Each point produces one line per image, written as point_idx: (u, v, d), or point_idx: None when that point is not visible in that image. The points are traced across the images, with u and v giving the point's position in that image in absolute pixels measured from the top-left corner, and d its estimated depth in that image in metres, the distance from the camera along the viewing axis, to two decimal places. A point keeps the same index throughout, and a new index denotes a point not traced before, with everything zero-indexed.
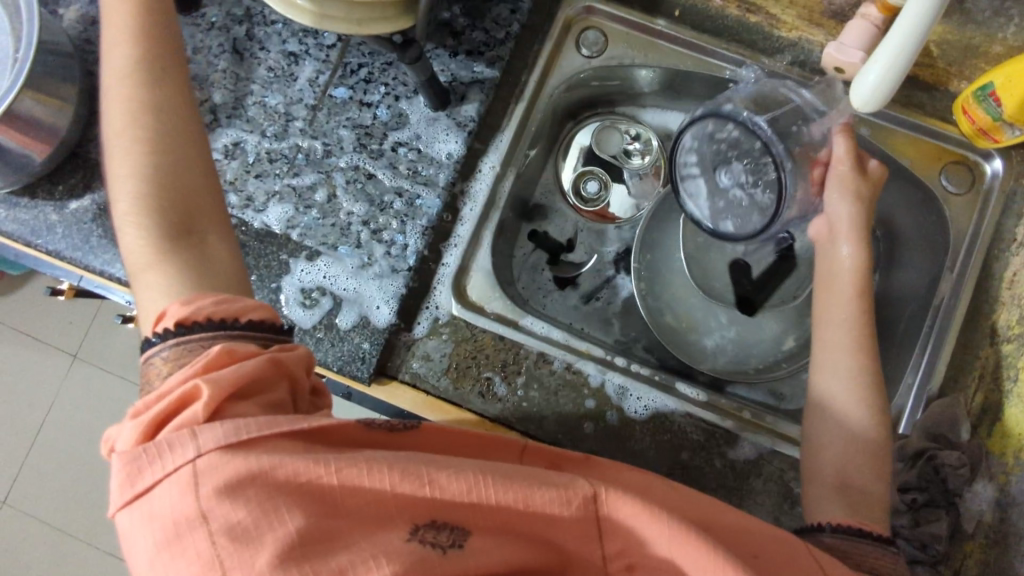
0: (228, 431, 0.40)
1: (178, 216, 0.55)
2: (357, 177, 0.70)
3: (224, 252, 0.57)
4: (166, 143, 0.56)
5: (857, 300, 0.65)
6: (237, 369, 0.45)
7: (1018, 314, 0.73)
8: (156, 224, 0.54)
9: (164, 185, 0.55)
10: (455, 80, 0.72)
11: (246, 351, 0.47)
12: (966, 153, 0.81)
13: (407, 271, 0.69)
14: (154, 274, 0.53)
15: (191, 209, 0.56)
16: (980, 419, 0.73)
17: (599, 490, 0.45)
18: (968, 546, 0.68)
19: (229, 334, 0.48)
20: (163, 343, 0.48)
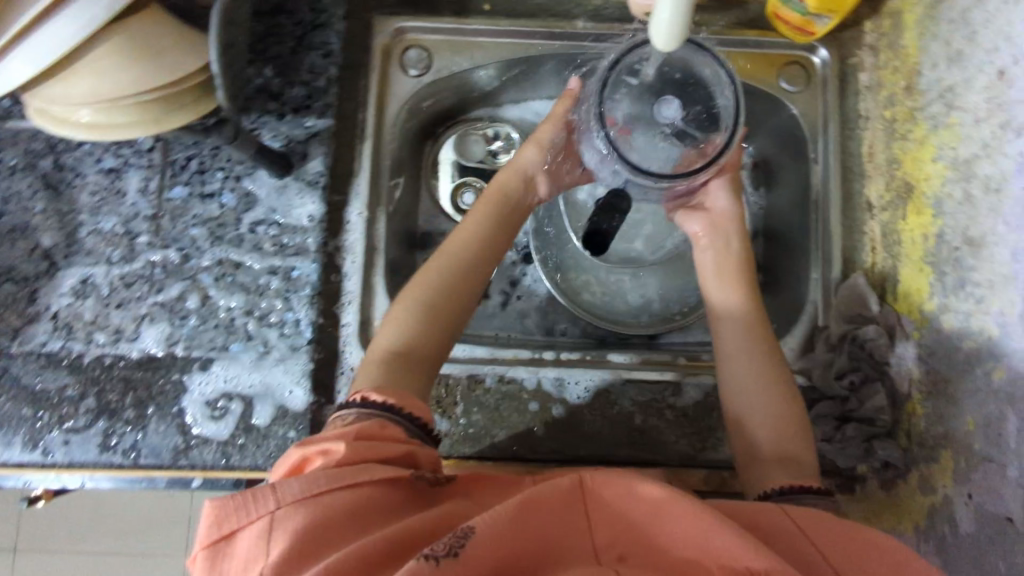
0: (311, 482, 0.46)
1: (428, 342, 0.63)
2: (225, 271, 0.67)
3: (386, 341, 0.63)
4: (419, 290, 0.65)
5: (741, 292, 0.69)
6: (371, 448, 0.51)
7: (885, 181, 0.78)
8: (407, 350, 0.62)
9: (438, 314, 0.64)
10: (291, 141, 0.70)
11: (398, 434, 0.54)
12: (793, 53, 0.85)
13: (307, 345, 0.66)
14: (366, 370, 0.61)
15: (431, 346, 0.63)
16: (884, 286, 0.76)
17: (583, 476, 0.49)
18: (912, 405, 0.69)
19: (396, 421, 0.54)
20: (348, 409, 0.56)
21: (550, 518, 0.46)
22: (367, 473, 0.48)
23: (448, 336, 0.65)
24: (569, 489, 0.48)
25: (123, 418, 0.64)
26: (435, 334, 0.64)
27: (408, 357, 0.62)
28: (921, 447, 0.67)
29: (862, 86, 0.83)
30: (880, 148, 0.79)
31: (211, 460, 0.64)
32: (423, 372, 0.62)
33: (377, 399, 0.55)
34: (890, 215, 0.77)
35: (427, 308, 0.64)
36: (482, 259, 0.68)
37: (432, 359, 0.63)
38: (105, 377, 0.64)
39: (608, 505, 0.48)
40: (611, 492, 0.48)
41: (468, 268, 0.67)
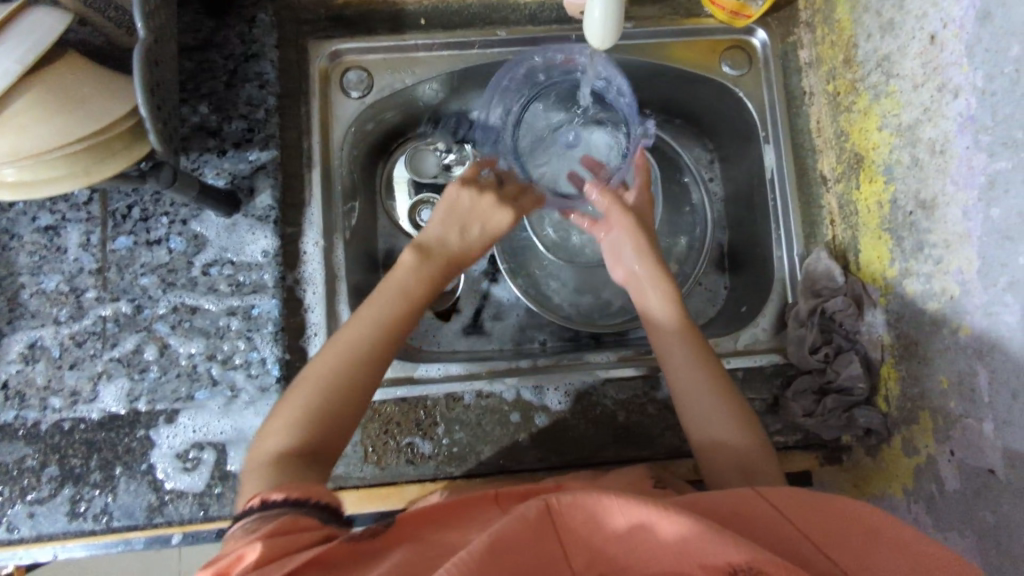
0: None
1: (314, 450, 0.55)
2: (181, 317, 0.64)
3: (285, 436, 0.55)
4: (326, 379, 0.57)
5: (681, 332, 0.66)
6: (285, 543, 0.45)
7: (835, 154, 0.79)
8: (292, 459, 0.54)
9: (329, 420, 0.57)
10: (236, 178, 0.68)
11: (312, 523, 0.48)
12: (734, 37, 0.86)
13: (276, 383, 0.64)
14: (254, 477, 0.53)
15: (324, 446, 0.56)
16: (847, 256, 0.77)
17: (549, 499, 0.46)
18: (887, 370, 0.70)
19: (304, 511, 0.49)
20: (248, 514, 0.49)
21: (523, 551, 0.44)
22: (291, 568, 0.43)
23: (341, 433, 0.57)
24: (538, 514, 0.46)
25: (89, 482, 0.61)
26: (330, 423, 0.57)
27: (304, 463, 0.54)
28: (901, 410, 0.68)
29: (802, 64, 0.84)
30: (827, 122, 0.80)
31: (188, 514, 0.62)
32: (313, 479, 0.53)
33: (280, 496, 0.49)
34: (843, 186, 0.77)
35: (321, 414, 0.57)
36: (390, 329, 0.62)
37: (324, 461, 0.56)
38: (65, 443, 0.62)
39: (579, 524, 0.46)
40: (582, 509, 0.46)
41: (365, 367, 0.59)
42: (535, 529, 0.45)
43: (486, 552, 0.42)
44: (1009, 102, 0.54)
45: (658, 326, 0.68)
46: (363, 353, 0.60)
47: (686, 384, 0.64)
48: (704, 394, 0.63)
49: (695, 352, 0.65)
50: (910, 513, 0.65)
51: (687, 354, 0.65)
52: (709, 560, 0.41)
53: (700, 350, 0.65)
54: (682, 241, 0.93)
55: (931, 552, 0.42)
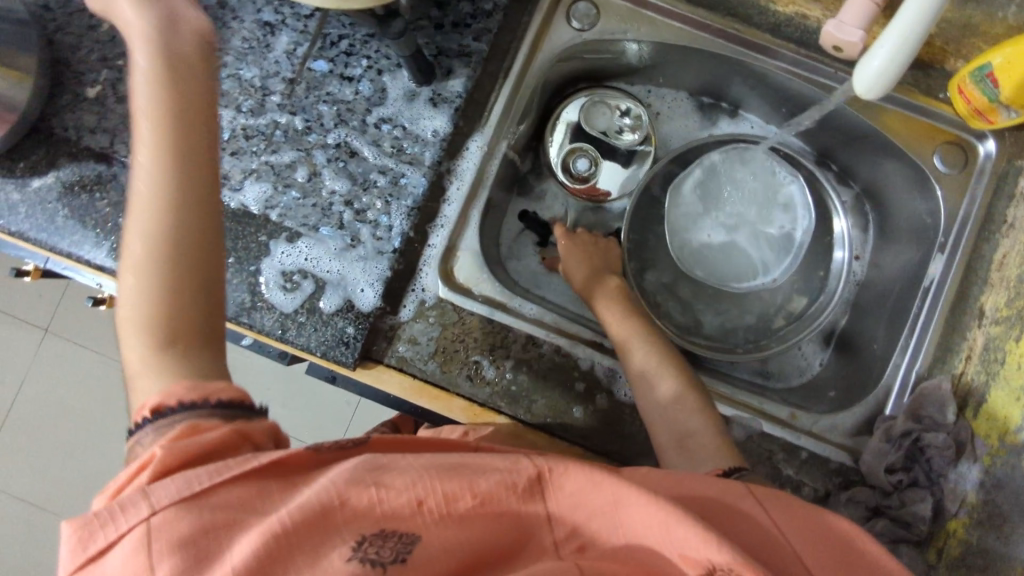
0: (181, 485, 0.38)
1: (170, 353, 0.46)
2: (340, 155, 0.67)
3: (150, 318, 0.46)
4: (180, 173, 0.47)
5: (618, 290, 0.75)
6: (193, 447, 0.41)
7: (1007, 295, 0.72)
8: (153, 338, 0.45)
9: (178, 285, 0.46)
10: (441, 54, 0.69)
11: (213, 426, 0.43)
12: (960, 134, 0.79)
13: (392, 253, 0.67)
14: (145, 379, 0.46)
15: (177, 329, 0.46)
16: (965, 400, 0.72)
17: (542, 467, 0.45)
18: (953, 524, 0.67)
19: (199, 414, 0.44)
20: (148, 429, 0.43)
21: (502, 506, 0.44)
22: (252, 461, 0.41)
23: (201, 301, 0.47)
24: (527, 483, 0.44)
25: None
26: (192, 283, 0.47)
27: (155, 351, 0.46)
28: (949, 569, 0.66)
29: (1018, 192, 0.76)
30: (1015, 261, 0.73)
31: (269, 326, 0.65)
32: (163, 364, 0.46)
33: (172, 404, 0.44)
34: (1000, 330, 0.72)
35: (148, 270, 0.46)
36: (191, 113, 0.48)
37: (183, 351, 0.46)
38: None
39: (567, 499, 0.45)
40: (574, 485, 0.45)
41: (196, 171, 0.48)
42: (523, 492, 0.45)
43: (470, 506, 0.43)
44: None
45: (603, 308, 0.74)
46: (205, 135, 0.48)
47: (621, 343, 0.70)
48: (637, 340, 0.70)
49: (644, 346, 0.69)
50: None
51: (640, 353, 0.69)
52: (692, 554, 0.42)
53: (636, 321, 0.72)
54: (799, 303, 0.90)
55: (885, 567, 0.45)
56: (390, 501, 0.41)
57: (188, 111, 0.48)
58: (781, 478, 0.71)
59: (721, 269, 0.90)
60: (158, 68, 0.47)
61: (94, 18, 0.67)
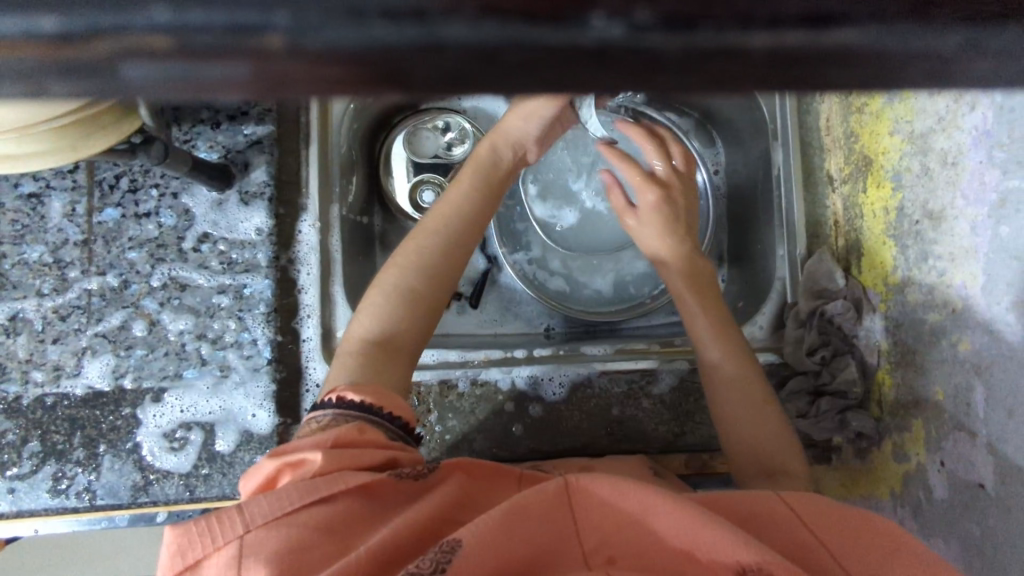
0: (275, 505, 0.42)
1: (383, 365, 0.56)
2: (171, 294, 0.63)
3: (370, 322, 0.58)
4: (415, 293, 0.60)
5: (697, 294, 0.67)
6: (350, 453, 0.46)
7: (843, 153, 0.77)
8: (365, 345, 0.57)
9: (405, 317, 0.59)
10: (231, 152, 0.66)
11: (376, 440, 0.49)
12: None
13: (267, 365, 0.63)
14: (339, 366, 0.56)
15: (397, 343, 0.58)
16: (849, 259, 0.76)
17: (570, 478, 0.46)
18: (881, 376, 0.70)
19: (371, 419, 0.50)
20: (323, 409, 0.51)
21: (536, 525, 0.43)
22: (342, 482, 0.44)
23: (423, 321, 0.60)
24: (556, 492, 0.45)
25: (72, 459, 0.60)
26: (405, 325, 0.59)
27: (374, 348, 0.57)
28: (892, 416, 0.68)
29: None
30: (836, 120, 0.78)
31: (175, 494, 0.60)
32: (375, 373, 0.55)
33: (355, 399, 0.51)
34: (850, 187, 0.76)
35: (381, 303, 0.59)
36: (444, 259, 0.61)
37: (395, 358, 0.57)
38: (47, 418, 0.60)
39: (597, 505, 0.45)
40: (602, 493, 0.45)
41: (446, 263, 0.62)
42: (554, 506, 0.45)
43: (502, 519, 0.42)
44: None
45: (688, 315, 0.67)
46: (443, 261, 0.61)
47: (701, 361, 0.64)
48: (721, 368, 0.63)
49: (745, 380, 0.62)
50: (895, 516, 0.67)
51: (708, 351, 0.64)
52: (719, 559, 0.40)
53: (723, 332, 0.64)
54: None
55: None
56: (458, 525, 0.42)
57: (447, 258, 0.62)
58: None
59: (591, 239, 0.86)
60: (454, 209, 0.64)
61: None
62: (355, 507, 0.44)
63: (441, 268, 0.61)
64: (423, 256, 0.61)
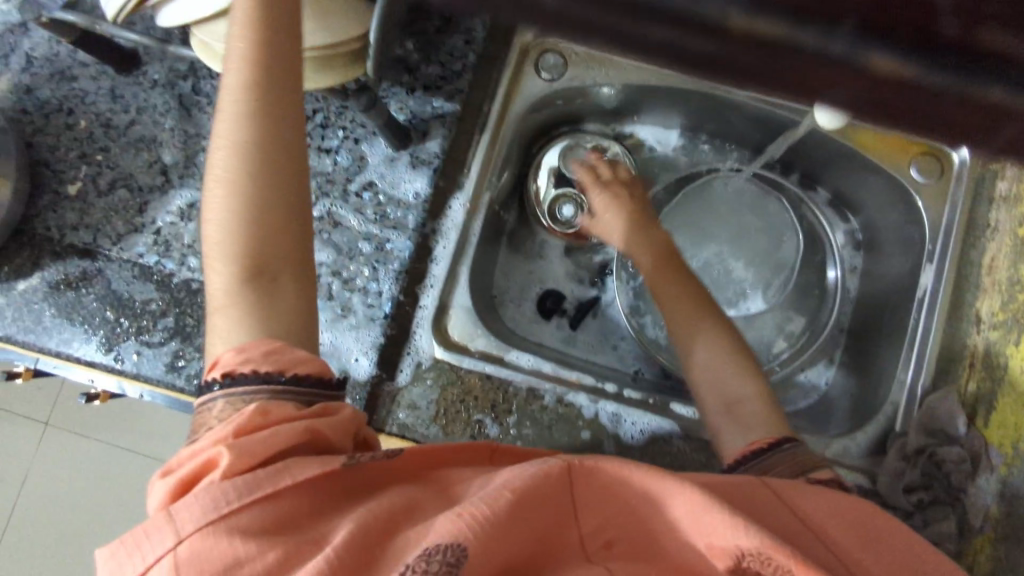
0: (206, 505, 0.38)
1: (253, 303, 0.48)
2: (324, 227, 0.68)
3: (220, 237, 0.48)
4: (246, 180, 0.48)
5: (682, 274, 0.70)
6: (265, 437, 0.42)
7: (1001, 299, 0.74)
8: (239, 269, 0.48)
9: (249, 220, 0.48)
10: (415, 118, 0.70)
11: (285, 414, 0.44)
12: (934, 144, 0.79)
13: (383, 319, 0.67)
14: (221, 318, 0.48)
15: (263, 261, 0.48)
16: (975, 409, 0.72)
17: (573, 459, 0.43)
18: (979, 541, 0.67)
19: (275, 392, 0.45)
20: (213, 395, 0.45)
21: (535, 515, 0.42)
22: (288, 475, 0.41)
23: (288, 235, 0.50)
24: (558, 475, 0.43)
25: (194, 344, 0.64)
26: (269, 241, 0.49)
27: (242, 280, 0.48)
28: None
29: (997, 195, 0.79)
30: (1004, 264, 0.75)
31: None
32: (258, 297, 0.48)
33: (247, 372, 0.45)
34: (1001, 335, 0.73)
35: (236, 215, 0.48)
36: (268, 140, 0.48)
37: (272, 278, 0.48)
38: (188, 301, 0.65)
39: (596, 496, 0.44)
40: (605, 476, 0.44)
41: (276, 118, 0.48)
42: (555, 490, 0.43)
43: (506, 514, 0.40)
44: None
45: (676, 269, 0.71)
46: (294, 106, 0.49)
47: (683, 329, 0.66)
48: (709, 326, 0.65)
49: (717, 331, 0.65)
50: None
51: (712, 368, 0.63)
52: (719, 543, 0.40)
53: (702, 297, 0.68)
54: (796, 324, 0.90)
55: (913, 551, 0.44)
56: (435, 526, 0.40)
57: (288, 104, 0.49)
58: None
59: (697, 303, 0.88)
60: (261, 80, 0.48)
61: (71, 118, 0.67)
62: (315, 494, 0.42)
63: (288, 157, 0.49)
64: (230, 148, 0.48)
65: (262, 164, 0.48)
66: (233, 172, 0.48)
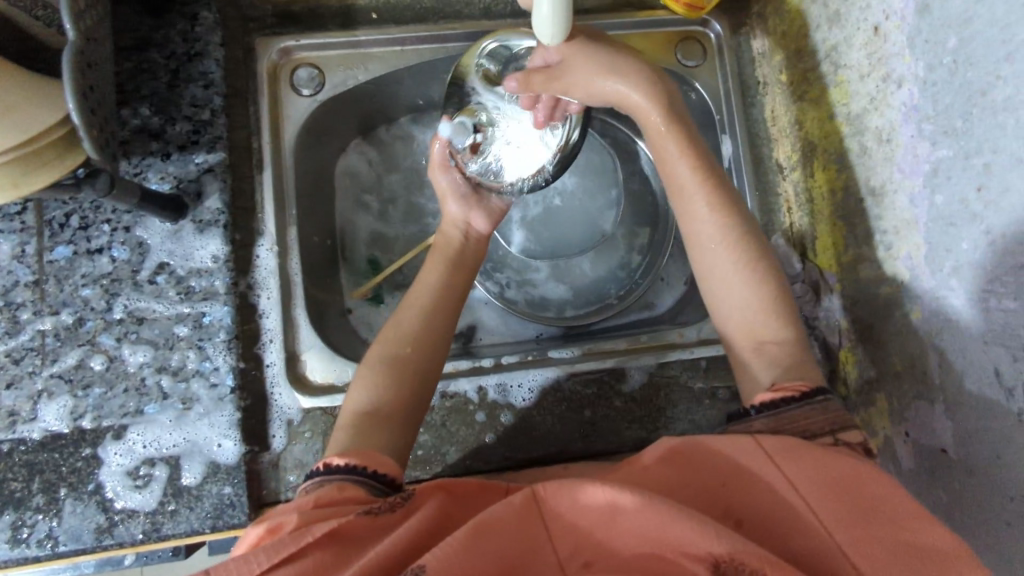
0: (239, 564, 0.40)
1: (372, 432, 0.54)
2: (128, 328, 0.62)
3: (365, 390, 0.57)
4: (399, 345, 0.59)
5: (700, 179, 0.60)
6: (333, 509, 0.45)
7: (789, 143, 0.80)
8: (373, 409, 0.56)
9: (391, 381, 0.57)
10: (182, 182, 0.66)
11: (358, 496, 0.47)
12: (688, 30, 0.86)
13: (231, 393, 0.62)
14: (339, 433, 0.55)
15: (388, 412, 0.56)
16: (804, 244, 0.78)
17: (536, 487, 0.46)
18: (843, 354, 0.71)
19: (353, 478, 0.49)
20: (312, 479, 0.50)
21: (507, 538, 0.43)
22: (309, 534, 0.42)
23: (408, 402, 0.57)
24: (523, 502, 0.46)
25: (31, 506, 0.58)
26: (395, 393, 0.57)
27: (365, 420, 0.55)
28: (859, 393, 0.69)
29: (755, 55, 0.85)
30: (781, 110, 0.81)
31: (140, 534, 0.59)
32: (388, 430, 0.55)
33: (340, 462, 0.50)
34: (800, 173, 0.79)
35: (378, 375, 0.58)
36: (429, 319, 0.61)
37: (389, 425, 0.55)
38: (3, 466, 0.58)
39: (568, 515, 0.45)
40: (567, 497, 0.45)
41: (438, 309, 0.62)
42: (521, 516, 0.45)
43: (466, 538, 0.42)
44: (969, 68, 0.52)
45: (679, 182, 0.61)
46: (450, 294, 0.63)
47: (694, 232, 0.60)
48: (725, 248, 0.59)
49: (742, 255, 0.58)
50: None
51: (730, 282, 0.58)
52: (691, 548, 0.40)
53: (722, 212, 0.59)
54: None
55: (889, 507, 0.41)
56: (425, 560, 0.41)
57: (450, 300, 0.63)
58: (698, 393, 0.71)
59: (556, 246, 0.86)
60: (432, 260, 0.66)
61: None
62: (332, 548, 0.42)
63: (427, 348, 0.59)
64: (404, 320, 0.60)
65: (417, 332, 0.60)
66: (391, 339, 0.59)
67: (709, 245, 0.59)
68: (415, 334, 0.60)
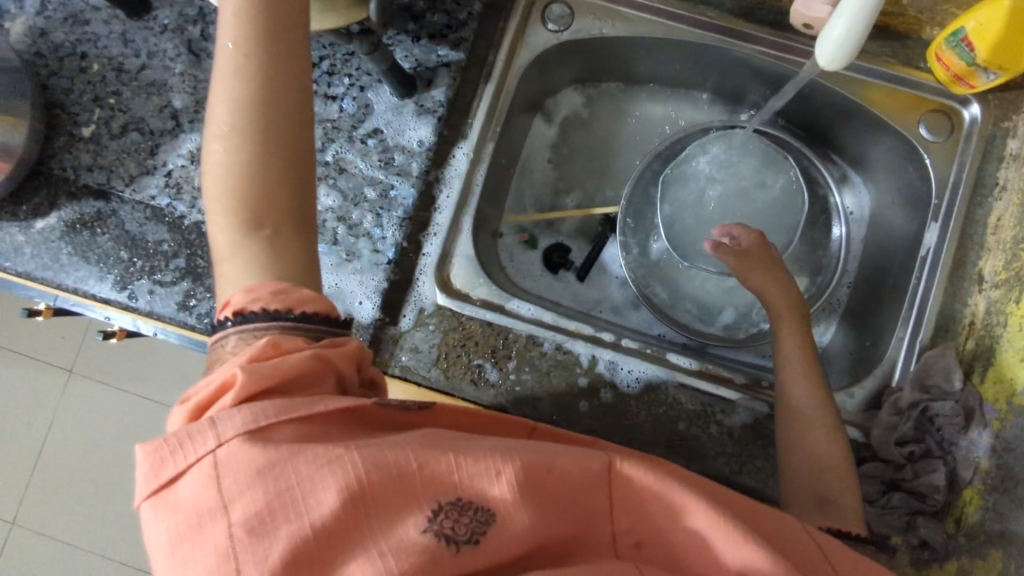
0: (248, 417, 0.38)
1: (267, 246, 0.50)
2: (329, 173, 0.69)
3: (228, 192, 0.49)
4: (254, 133, 0.49)
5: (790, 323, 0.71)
6: (283, 363, 0.42)
7: (1004, 259, 0.73)
8: (253, 217, 0.49)
9: (255, 182, 0.49)
10: (420, 66, 0.71)
11: (295, 346, 0.45)
12: (943, 101, 0.79)
13: (387, 264, 0.69)
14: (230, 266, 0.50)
15: (275, 214, 0.50)
16: (972, 365, 0.72)
17: (615, 459, 0.46)
18: (968, 493, 0.67)
19: (284, 326, 0.45)
20: (227, 333, 0.46)
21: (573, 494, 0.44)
22: (321, 403, 0.41)
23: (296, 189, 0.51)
24: (599, 470, 0.45)
25: (204, 284, 0.66)
26: (282, 198, 0.50)
27: (246, 237, 0.49)
28: (968, 538, 0.65)
29: (1007, 153, 0.77)
30: (1010, 222, 0.74)
31: None
32: (282, 239, 0.50)
33: (258, 309, 0.46)
34: (1002, 293, 0.72)
35: (245, 166, 0.49)
36: (294, 86, 0.50)
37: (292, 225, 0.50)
38: (198, 243, 0.67)
39: (634, 494, 0.45)
40: (640, 480, 0.45)
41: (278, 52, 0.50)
42: (592, 484, 0.45)
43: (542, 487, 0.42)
44: None
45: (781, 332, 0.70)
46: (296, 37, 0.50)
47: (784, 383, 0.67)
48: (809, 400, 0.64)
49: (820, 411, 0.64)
50: None
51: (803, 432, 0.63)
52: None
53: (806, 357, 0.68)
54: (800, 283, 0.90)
55: None
56: (472, 474, 0.41)
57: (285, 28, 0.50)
58: None
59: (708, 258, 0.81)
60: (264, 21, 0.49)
61: (85, 62, 0.70)
62: (341, 424, 0.42)
63: (283, 121, 0.50)
64: (235, 92, 0.49)
65: (262, 109, 0.49)
66: (246, 122, 0.49)
67: (799, 372, 0.67)
68: (265, 112, 0.49)
